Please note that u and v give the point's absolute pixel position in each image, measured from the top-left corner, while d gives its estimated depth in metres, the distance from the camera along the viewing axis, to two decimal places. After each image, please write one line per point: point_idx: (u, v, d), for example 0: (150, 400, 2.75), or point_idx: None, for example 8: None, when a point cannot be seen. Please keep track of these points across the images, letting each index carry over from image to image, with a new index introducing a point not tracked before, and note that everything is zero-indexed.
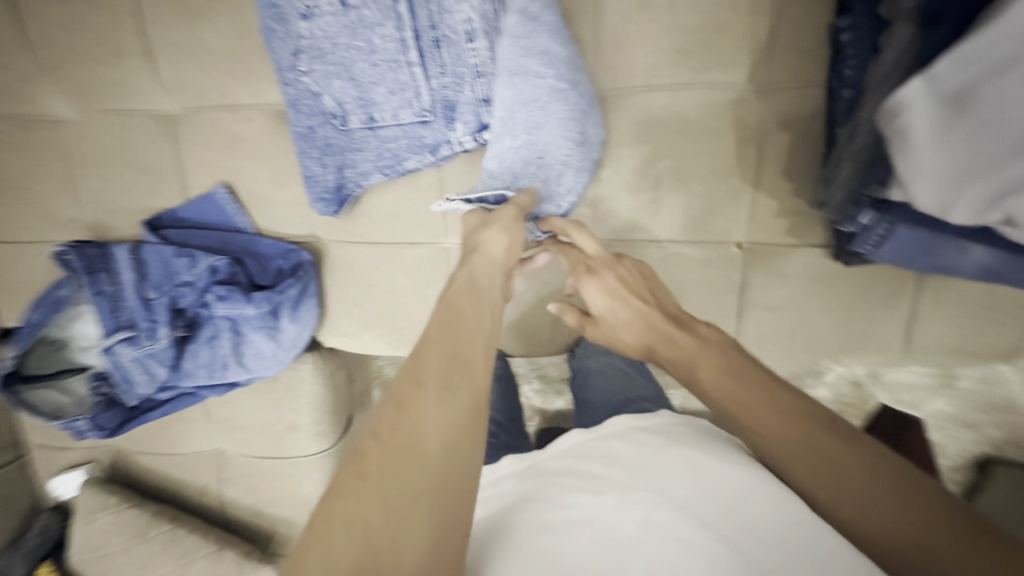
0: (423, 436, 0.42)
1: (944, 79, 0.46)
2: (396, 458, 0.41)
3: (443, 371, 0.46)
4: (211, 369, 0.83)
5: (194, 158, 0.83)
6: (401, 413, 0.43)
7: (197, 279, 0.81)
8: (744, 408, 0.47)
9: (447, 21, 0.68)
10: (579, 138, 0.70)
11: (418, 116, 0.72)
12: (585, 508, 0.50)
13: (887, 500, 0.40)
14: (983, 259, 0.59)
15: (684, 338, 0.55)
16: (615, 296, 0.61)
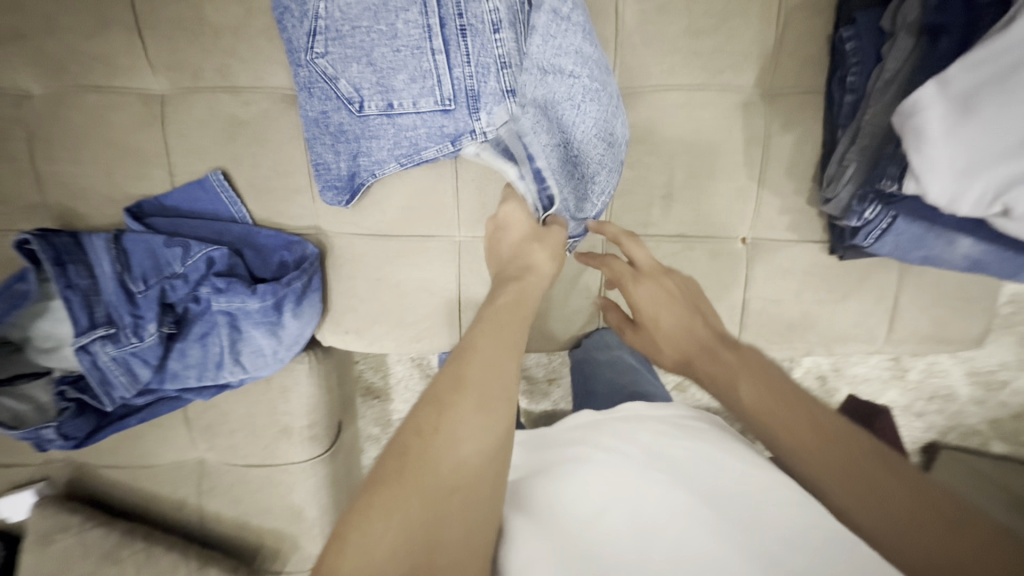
0: (465, 444, 0.39)
1: (956, 83, 0.52)
2: (437, 458, 0.38)
3: (486, 375, 0.43)
4: (202, 370, 0.77)
5: (186, 142, 0.78)
6: (442, 415, 0.40)
7: (190, 272, 0.74)
8: (779, 420, 0.47)
9: (474, 10, 0.68)
10: (612, 137, 0.73)
11: (440, 105, 0.71)
12: (609, 493, 0.49)
13: (937, 531, 0.39)
14: (970, 250, 0.65)
15: (725, 355, 0.55)
16: (662, 306, 0.65)
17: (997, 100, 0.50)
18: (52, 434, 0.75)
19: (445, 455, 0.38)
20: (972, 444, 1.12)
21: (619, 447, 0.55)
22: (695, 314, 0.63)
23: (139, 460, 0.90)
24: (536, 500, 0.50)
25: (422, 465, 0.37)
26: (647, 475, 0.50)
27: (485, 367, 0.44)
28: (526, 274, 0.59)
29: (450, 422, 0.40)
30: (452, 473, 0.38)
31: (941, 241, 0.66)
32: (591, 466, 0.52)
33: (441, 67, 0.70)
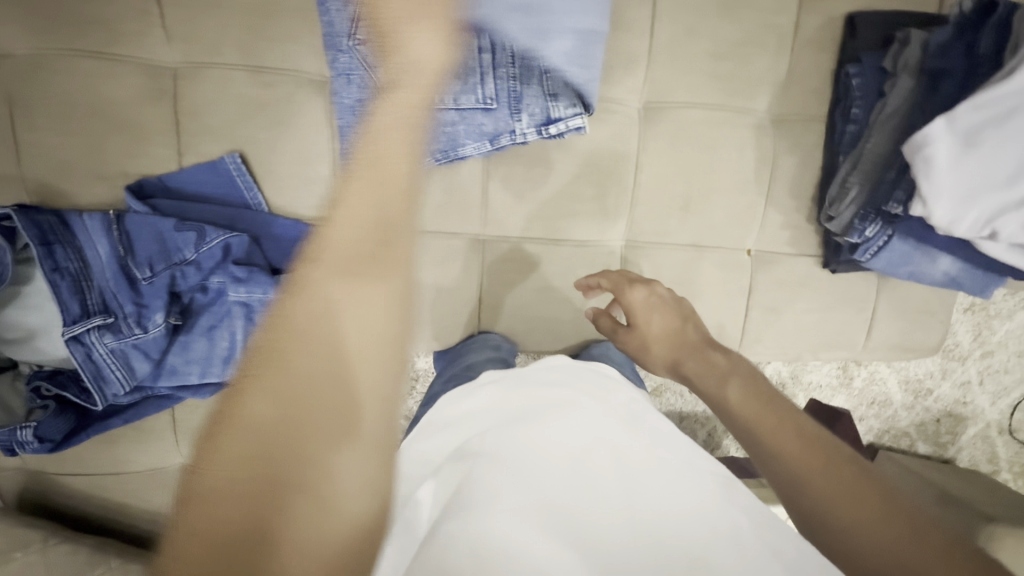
0: (327, 354, 0.28)
1: (962, 120, 0.59)
2: (304, 376, 0.28)
3: (363, 257, 0.29)
4: (205, 366, 0.71)
5: (197, 119, 0.72)
6: (301, 305, 0.29)
7: (202, 259, 0.69)
8: (764, 424, 0.47)
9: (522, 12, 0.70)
10: (590, 38, 0.70)
11: (482, 104, 0.72)
12: (574, 461, 0.48)
13: (904, 539, 0.39)
14: (948, 267, 0.75)
15: (715, 357, 0.58)
16: (654, 309, 0.65)
17: (992, 139, 0.59)
18: (28, 436, 0.67)
19: (311, 369, 0.28)
20: (902, 445, 1.24)
21: (586, 412, 0.53)
22: (683, 322, 0.65)
23: (113, 467, 0.81)
24: (505, 443, 0.50)
25: (288, 386, 0.27)
26: (623, 436, 0.51)
27: (359, 235, 0.30)
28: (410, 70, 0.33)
29: (310, 325, 0.28)
30: (335, 395, 0.28)
31: (925, 258, 0.75)
32: (568, 417, 0.52)
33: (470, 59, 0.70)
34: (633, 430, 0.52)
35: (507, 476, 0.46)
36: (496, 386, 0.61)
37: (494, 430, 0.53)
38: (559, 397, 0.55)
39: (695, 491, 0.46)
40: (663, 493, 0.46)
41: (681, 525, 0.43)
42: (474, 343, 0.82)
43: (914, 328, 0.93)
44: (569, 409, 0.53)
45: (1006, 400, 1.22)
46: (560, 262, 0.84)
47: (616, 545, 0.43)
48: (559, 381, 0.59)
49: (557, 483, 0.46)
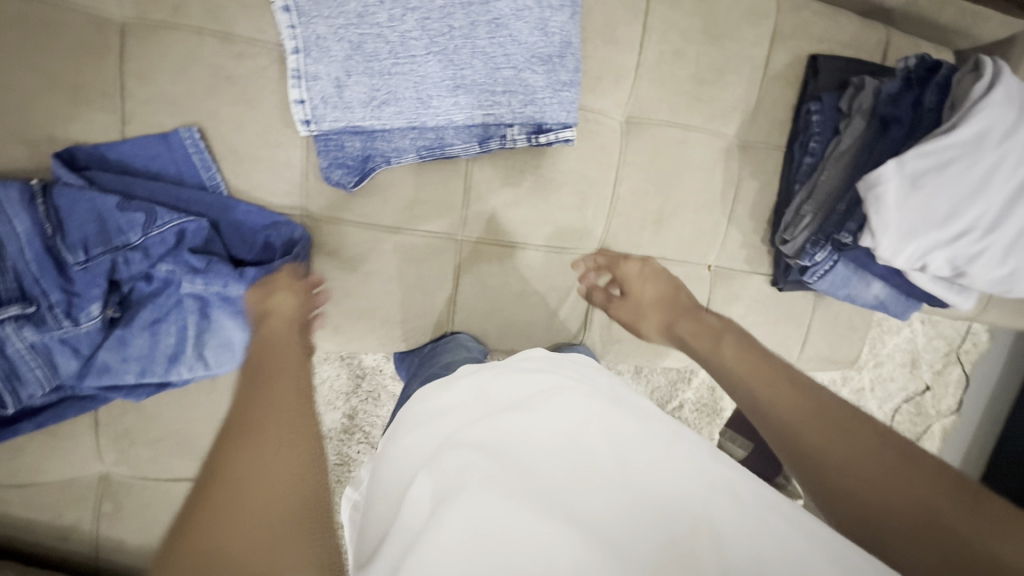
0: (262, 458, 0.38)
1: (909, 165, 0.67)
2: (254, 482, 0.36)
3: (282, 408, 0.44)
4: (145, 364, 0.63)
5: (149, 84, 0.63)
6: (247, 442, 0.39)
7: (150, 245, 0.61)
8: (756, 377, 0.52)
9: (513, 13, 0.68)
10: (553, 62, 0.70)
11: (474, 105, 0.69)
12: (547, 447, 0.47)
13: (899, 468, 0.41)
14: (878, 292, 0.84)
15: (706, 317, 0.65)
16: (648, 280, 0.75)
17: (934, 182, 0.66)
18: None
19: (257, 471, 0.37)
20: None
21: (567, 395, 0.51)
22: (674, 292, 0.74)
23: (22, 476, 0.70)
24: (496, 436, 0.48)
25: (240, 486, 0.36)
26: (614, 412, 0.50)
27: (286, 398, 0.46)
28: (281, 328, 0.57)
29: (247, 452, 0.38)
30: (269, 494, 0.36)
31: (861, 283, 0.83)
32: (559, 402, 0.50)
33: (455, 63, 0.67)
34: (622, 405, 0.52)
35: (502, 464, 0.45)
36: (475, 377, 0.56)
37: (482, 421, 0.50)
38: (547, 381, 0.53)
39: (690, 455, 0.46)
40: (661, 457, 0.45)
41: (679, 488, 0.43)
42: (446, 344, 0.80)
43: (839, 343, 1.03)
44: (557, 394, 0.51)
45: (890, 405, 1.35)
46: (535, 267, 0.83)
47: (615, 520, 0.41)
48: (543, 366, 0.57)
49: (552, 467, 0.45)
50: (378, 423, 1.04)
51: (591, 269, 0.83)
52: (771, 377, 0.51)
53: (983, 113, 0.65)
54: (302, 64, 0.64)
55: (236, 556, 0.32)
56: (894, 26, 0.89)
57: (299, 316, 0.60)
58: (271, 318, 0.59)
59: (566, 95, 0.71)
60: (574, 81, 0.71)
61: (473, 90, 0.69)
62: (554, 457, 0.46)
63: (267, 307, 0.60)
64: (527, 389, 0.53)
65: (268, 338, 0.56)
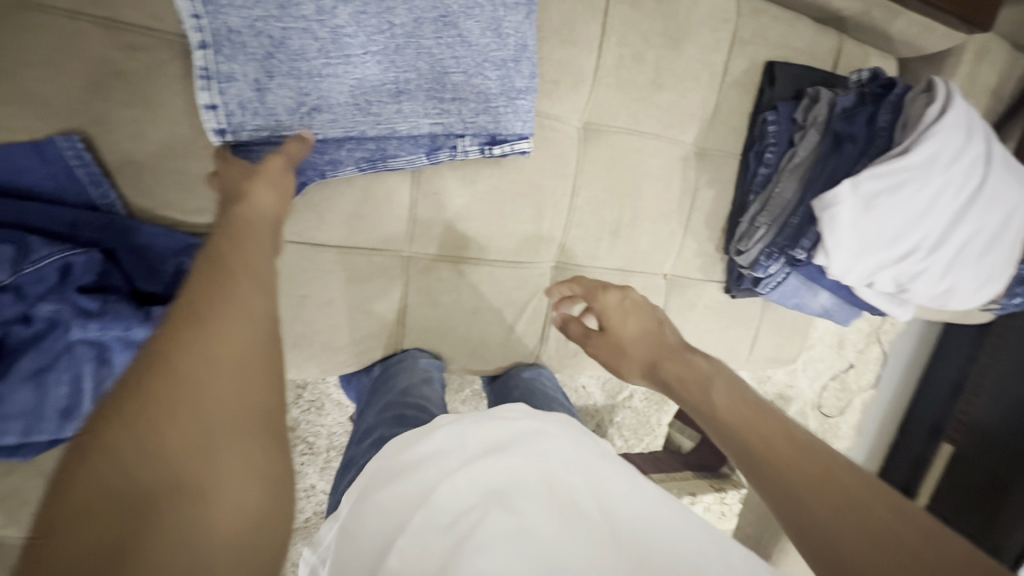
0: (209, 355, 0.30)
1: (864, 185, 0.67)
2: (189, 385, 0.29)
3: (240, 291, 0.34)
4: (31, 423, 0.52)
5: (12, 81, 0.51)
6: (190, 332, 0.31)
7: (26, 284, 0.50)
8: (755, 428, 0.42)
9: (463, 9, 0.60)
10: (508, 66, 0.64)
11: (421, 114, 0.62)
12: (531, 506, 0.42)
13: (921, 549, 0.33)
14: (824, 301, 0.86)
15: (696, 359, 0.52)
16: (629, 312, 0.60)
17: (887, 202, 0.67)
18: None
19: (196, 374, 0.29)
20: None
21: (547, 444, 0.47)
22: (659, 325, 0.59)
23: None
24: (479, 496, 0.42)
25: (171, 391, 0.29)
26: (601, 460, 0.47)
27: (250, 277, 0.36)
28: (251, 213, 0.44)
29: (187, 350, 0.30)
30: (213, 406, 0.29)
31: (808, 293, 0.85)
32: (542, 450, 0.46)
33: (398, 64, 0.60)
34: (607, 457, 0.48)
35: (487, 531, 0.39)
36: (451, 429, 0.50)
37: (454, 478, 0.44)
38: (527, 426, 0.49)
39: (679, 513, 0.43)
40: (639, 504, 0.43)
41: (661, 538, 0.40)
42: (400, 364, 0.74)
43: (784, 343, 1.06)
44: (539, 444, 0.47)
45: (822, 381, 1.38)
46: (490, 281, 0.78)
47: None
48: (524, 414, 0.52)
49: (538, 520, 0.40)
50: (322, 432, 0.97)
51: (566, 298, 0.64)
52: (761, 416, 0.43)
53: (935, 136, 0.66)
54: (211, 61, 0.53)
55: (152, 485, 0.26)
56: (846, 33, 0.89)
57: (274, 213, 0.46)
58: (246, 200, 0.46)
59: (523, 103, 0.66)
60: (529, 88, 0.66)
61: (419, 96, 0.61)
62: (540, 513, 0.41)
63: (244, 189, 0.46)
64: (505, 437, 0.48)
65: (239, 215, 0.43)
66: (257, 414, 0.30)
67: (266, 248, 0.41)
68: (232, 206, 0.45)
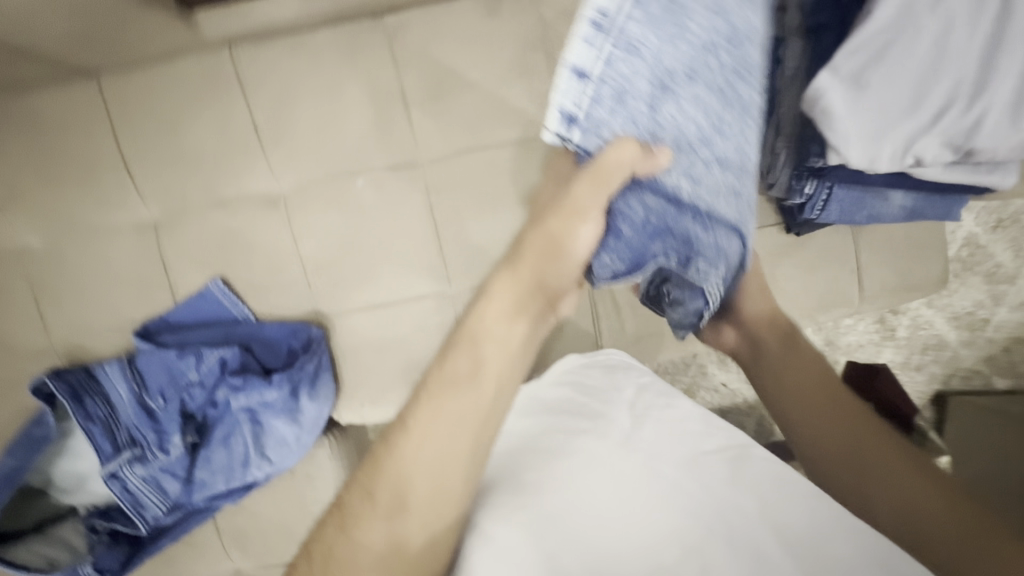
0: (384, 514, 0.40)
1: (844, 67, 0.60)
2: (368, 535, 0.40)
3: (434, 446, 0.41)
4: (228, 472, 0.79)
5: (182, 258, 0.82)
6: (348, 531, 0.41)
7: (205, 377, 0.79)
8: (828, 409, 0.54)
9: (733, 149, 0.50)
10: (747, 206, 0.52)
11: (674, 251, 0.52)
12: (565, 493, 0.46)
13: (940, 509, 0.45)
14: (904, 201, 0.74)
15: (802, 347, 0.59)
16: (763, 296, 0.63)
17: (878, 75, 0.59)
18: (89, 570, 0.75)
19: (371, 532, 0.40)
20: (975, 384, 1.13)
21: (586, 438, 0.50)
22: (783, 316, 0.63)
23: None
24: (523, 465, 0.50)
25: (351, 539, 0.40)
26: (627, 448, 0.49)
27: (442, 425, 0.42)
28: (516, 314, 0.45)
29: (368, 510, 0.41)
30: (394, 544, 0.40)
31: (879, 198, 0.74)
32: (578, 445, 0.50)
33: (732, 165, 0.50)
34: (630, 447, 0.49)
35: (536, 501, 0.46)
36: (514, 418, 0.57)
37: (510, 451, 0.52)
38: (563, 421, 0.53)
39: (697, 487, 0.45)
40: (661, 517, 0.43)
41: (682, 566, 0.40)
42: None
43: (905, 265, 0.90)
44: (577, 439, 0.50)
45: None
46: None
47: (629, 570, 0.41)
48: (570, 398, 0.57)
49: (569, 503, 0.45)
50: None
51: None
52: (823, 375, 0.57)
53: None
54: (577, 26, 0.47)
55: None
56: None
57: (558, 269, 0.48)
58: (501, 270, 0.47)
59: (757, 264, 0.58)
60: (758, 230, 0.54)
61: (700, 212, 0.50)
62: (568, 494, 0.46)
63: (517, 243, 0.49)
64: (547, 425, 0.54)
65: (463, 332, 0.45)
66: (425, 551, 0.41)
67: (506, 365, 0.45)
68: (468, 313, 0.46)
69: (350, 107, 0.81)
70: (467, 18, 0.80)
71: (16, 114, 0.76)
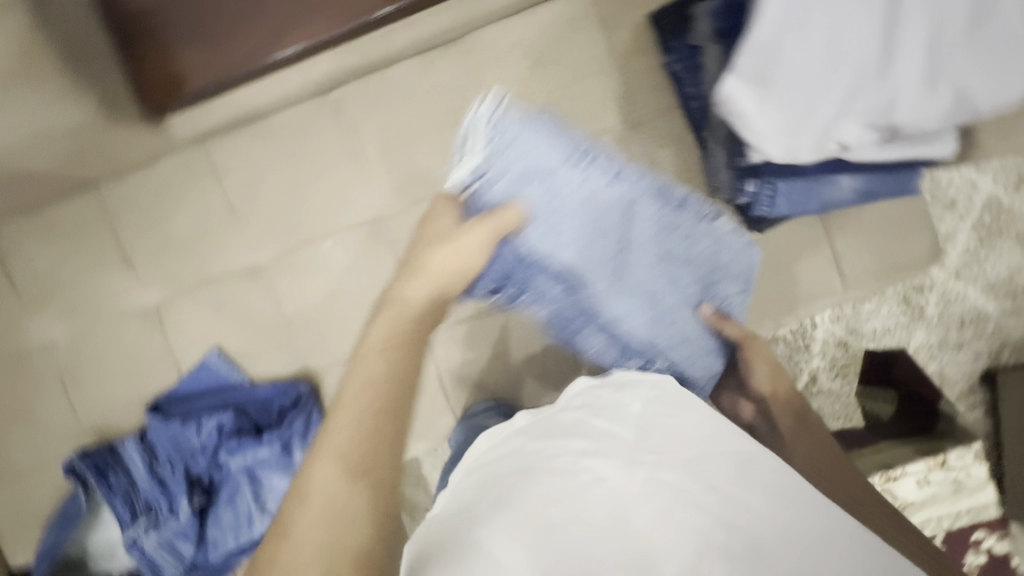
0: (328, 464, 0.44)
1: (746, 69, 0.59)
2: (315, 485, 0.43)
3: (362, 393, 0.48)
4: (236, 530, 0.85)
5: (181, 334, 0.90)
6: (297, 504, 0.43)
7: (207, 443, 0.86)
8: (839, 470, 0.62)
9: (580, 224, 0.67)
10: (601, 262, 0.69)
11: (539, 292, 0.71)
12: (574, 513, 0.47)
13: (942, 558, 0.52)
14: (853, 183, 0.71)
15: (807, 417, 0.70)
16: (772, 371, 0.74)
17: (780, 70, 0.59)
18: None
19: (317, 483, 0.43)
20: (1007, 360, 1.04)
21: (595, 457, 0.51)
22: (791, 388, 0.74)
23: None
24: (528, 486, 0.50)
25: (301, 498, 0.43)
26: (636, 466, 0.50)
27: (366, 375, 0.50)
28: (425, 298, 0.60)
29: (314, 471, 0.44)
30: (338, 490, 0.43)
31: (827, 184, 0.72)
32: (585, 464, 0.50)
33: (579, 236, 0.67)
34: (634, 464, 0.50)
35: (546, 520, 0.47)
36: (515, 439, 0.57)
37: (510, 474, 0.52)
38: (568, 440, 0.53)
39: (706, 498, 0.47)
40: (671, 532, 0.45)
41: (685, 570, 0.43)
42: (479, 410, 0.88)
43: (886, 246, 0.87)
44: (586, 458, 0.51)
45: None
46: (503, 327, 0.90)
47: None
48: (577, 414, 0.57)
49: (581, 522, 0.46)
50: None
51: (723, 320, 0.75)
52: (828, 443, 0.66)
53: None
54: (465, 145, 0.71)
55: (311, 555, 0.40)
56: None
57: (453, 261, 0.62)
58: (411, 277, 0.62)
59: (638, 312, 0.71)
60: (619, 281, 0.70)
61: (550, 266, 0.68)
62: (581, 514, 0.47)
63: (421, 261, 0.63)
64: (552, 445, 0.53)
65: (378, 320, 0.57)
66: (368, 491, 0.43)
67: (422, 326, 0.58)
68: (381, 309, 0.59)
69: (312, 176, 0.88)
70: (406, 79, 0.86)
71: (29, 230, 0.87)
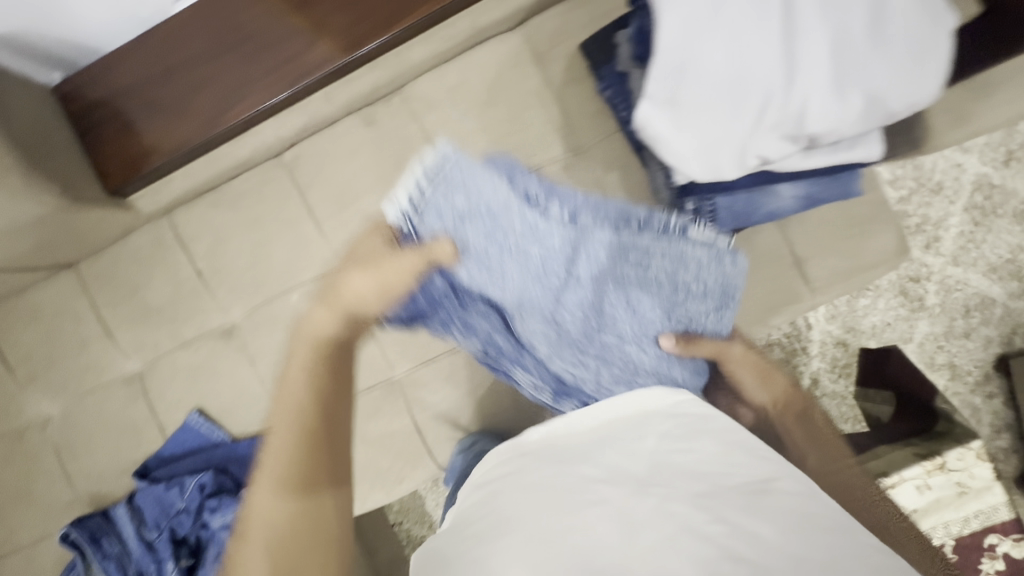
0: (264, 494, 0.45)
1: (655, 93, 0.60)
2: (256, 519, 0.44)
3: (291, 417, 0.48)
4: None
5: (164, 399, 0.93)
6: (245, 536, 0.44)
7: (189, 503, 0.89)
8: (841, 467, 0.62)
9: (515, 264, 0.69)
10: (531, 299, 0.70)
11: (465, 323, 0.74)
12: (576, 534, 0.44)
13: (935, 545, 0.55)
14: (792, 191, 0.71)
15: (803, 415, 0.70)
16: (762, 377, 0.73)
17: (688, 90, 0.59)
18: None
19: (256, 515, 0.44)
20: None
21: (606, 485, 0.48)
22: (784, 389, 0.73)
23: None
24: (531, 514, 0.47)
25: (247, 529, 0.44)
26: (643, 492, 0.46)
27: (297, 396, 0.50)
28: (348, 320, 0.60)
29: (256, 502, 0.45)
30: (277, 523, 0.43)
31: (767, 195, 0.71)
32: (592, 490, 0.48)
33: (511, 274, 0.69)
34: (644, 494, 0.46)
35: (548, 543, 0.44)
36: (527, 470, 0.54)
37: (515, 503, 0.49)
38: (582, 470, 0.51)
39: (714, 525, 0.42)
40: (676, 556, 0.40)
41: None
42: (476, 440, 0.89)
43: (850, 247, 0.84)
44: (595, 485, 0.48)
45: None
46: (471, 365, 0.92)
47: None
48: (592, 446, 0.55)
49: (581, 544, 0.43)
50: None
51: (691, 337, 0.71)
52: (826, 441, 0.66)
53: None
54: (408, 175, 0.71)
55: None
56: None
57: (369, 289, 0.63)
58: (332, 296, 0.61)
59: (568, 353, 0.71)
60: (553, 317, 0.70)
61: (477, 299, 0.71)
62: (583, 538, 0.43)
63: (342, 280, 0.63)
64: (566, 476, 0.51)
65: (304, 335, 0.57)
66: (297, 527, 0.43)
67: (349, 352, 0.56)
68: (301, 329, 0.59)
69: (274, 234, 0.91)
70: (354, 133, 0.89)
71: (18, 313, 0.93)
